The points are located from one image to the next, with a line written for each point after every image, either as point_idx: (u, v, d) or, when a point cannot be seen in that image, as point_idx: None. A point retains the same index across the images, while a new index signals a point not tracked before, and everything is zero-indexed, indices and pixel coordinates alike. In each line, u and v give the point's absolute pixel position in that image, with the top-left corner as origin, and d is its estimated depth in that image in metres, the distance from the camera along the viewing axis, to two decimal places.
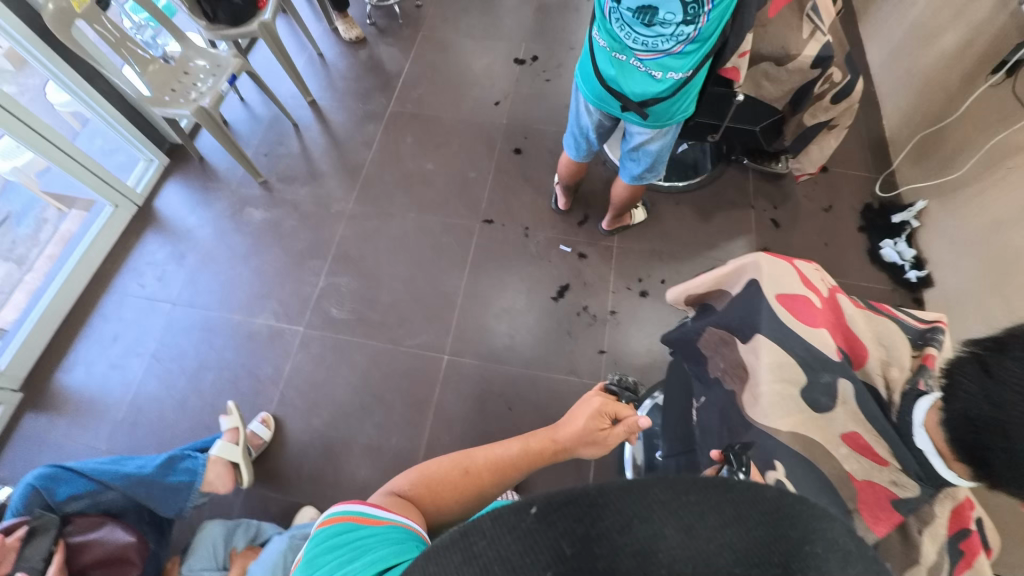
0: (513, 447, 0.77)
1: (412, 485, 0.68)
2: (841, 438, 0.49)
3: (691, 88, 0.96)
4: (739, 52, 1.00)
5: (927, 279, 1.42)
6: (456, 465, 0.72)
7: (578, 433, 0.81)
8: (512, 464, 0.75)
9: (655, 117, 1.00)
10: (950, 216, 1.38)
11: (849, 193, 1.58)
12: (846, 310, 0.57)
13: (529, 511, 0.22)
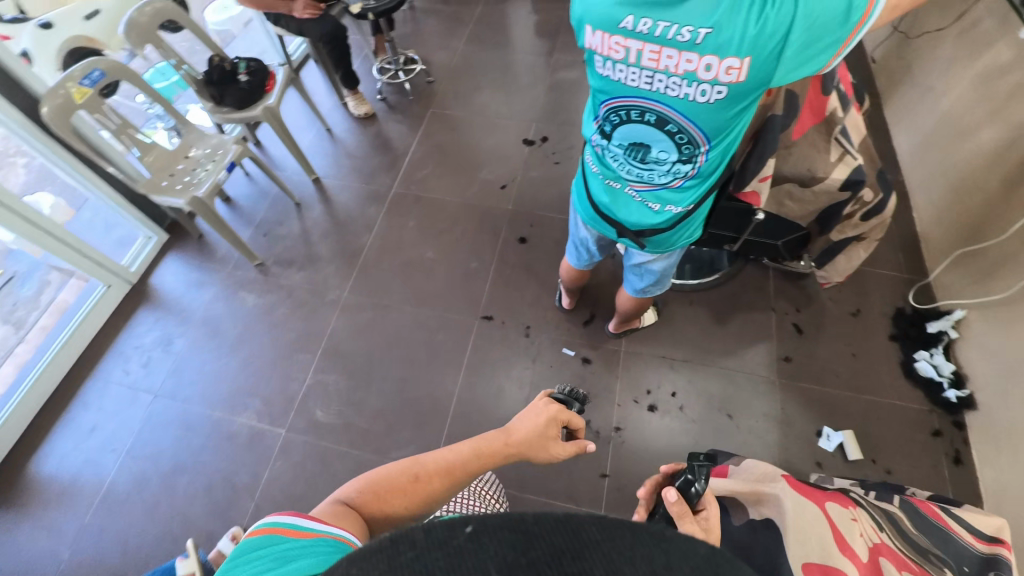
0: (463, 449, 0.60)
1: (352, 492, 0.54)
2: None
3: (694, 218, 0.86)
4: (760, 178, 0.93)
5: (969, 401, 1.25)
6: (406, 467, 0.57)
7: (527, 439, 0.63)
8: (467, 463, 0.59)
9: (654, 244, 0.91)
10: (992, 332, 1.24)
11: (877, 294, 1.46)
12: None
13: (466, 528, 0.25)
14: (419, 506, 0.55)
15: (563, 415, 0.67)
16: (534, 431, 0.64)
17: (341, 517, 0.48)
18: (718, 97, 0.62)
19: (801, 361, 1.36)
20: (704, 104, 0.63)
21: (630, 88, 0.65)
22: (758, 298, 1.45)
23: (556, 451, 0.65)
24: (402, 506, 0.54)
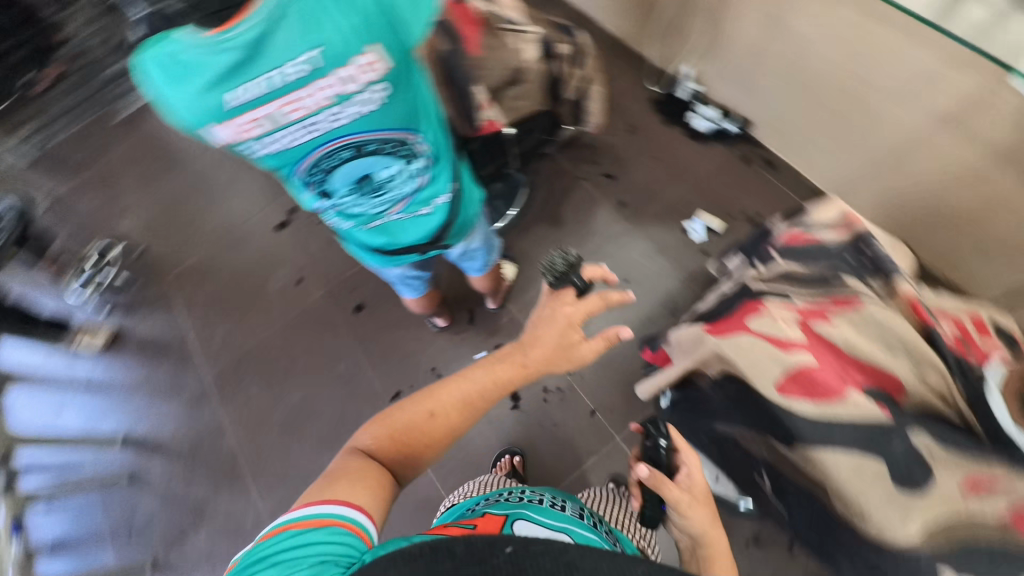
0: (483, 377, 0.58)
1: (366, 437, 0.55)
2: (967, 491, 0.48)
3: (465, 189, 0.84)
4: (483, 105, 0.93)
5: (744, 122, 1.42)
6: (421, 404, 0.56)
7: (549, 341, 0.60)
8: (488, 393, 0.58)
9: (456, 233, 0.87)
10: (718, 65, 1.38)
11: (631, 100, 1.55)
12: (835, 342, 0.59)
13: (506, 547, 0.40)
14: (438, 449, 0.56)
15: (606, 294, 0.62)
16: (557, 319, 0.61)
17: (359, 472, 0.50)
18: (383, 94, 0.57)
19: (631, 196, 1.43)
20: (377, 108, 0.58)
21: (302, 146, 0.58)
22: (565, 178, 1.48)
23: (597, 345, 0.61)
24: (421, 453, 0.55)
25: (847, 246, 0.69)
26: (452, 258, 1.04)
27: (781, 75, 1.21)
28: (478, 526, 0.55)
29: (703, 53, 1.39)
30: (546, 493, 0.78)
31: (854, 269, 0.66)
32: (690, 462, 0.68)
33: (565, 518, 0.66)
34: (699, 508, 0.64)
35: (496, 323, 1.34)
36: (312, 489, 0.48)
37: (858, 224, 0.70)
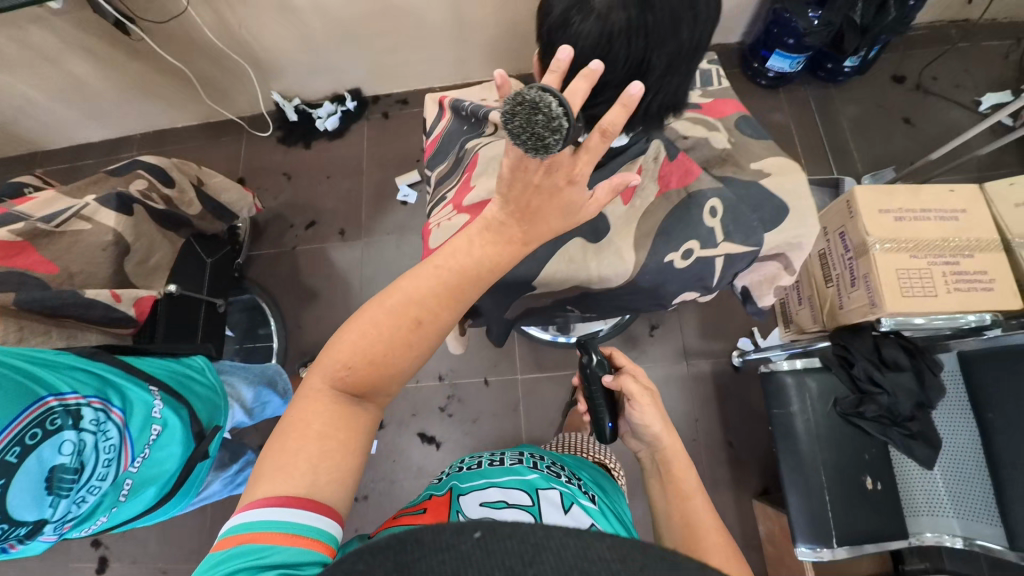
0: (465, 254, 0.51)
1: (319, 380, 0.49)
2: (627, 201, 0.60)
3: (173, 376, 0.75)
4: (111, 300, 0.78)
5: (356, 92, 1.44)
6: (395, 319, 0.49)
7: (560, 206, 0.51)
8: (471, 271, 0.51)
9: (211, 410, 0.78)
10: (295, 75, 1.34)
11: (262, 157, 1.45)
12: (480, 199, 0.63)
13: (472, 533, 0.28)
14: (414, 367, 0.51)
15: (608, 124, 0.44)
16: (568, 184, 0.48)
17: (318, 435, 0.46)
18: None
19: (345, 219, 1.38)
20: None
21: None
22: (282, 259, 1.37)
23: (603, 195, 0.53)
24: (390, 383, 0.51)
25: (456, 120, 0.76)
26: (248, 423, 0.94)
27: (338, 38, 1.22)
28: (426, 509, 0.60)
29: (269, 74, 1.32)
30: (480, 453, 0.81)
31: (470, 129, 0.73)
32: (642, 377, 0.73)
33: (503, 470, 0.70)
34: (658, 411, 0.68)
35: None
36: (270, 464, 0.44)
37: (450, 100, 0.79)
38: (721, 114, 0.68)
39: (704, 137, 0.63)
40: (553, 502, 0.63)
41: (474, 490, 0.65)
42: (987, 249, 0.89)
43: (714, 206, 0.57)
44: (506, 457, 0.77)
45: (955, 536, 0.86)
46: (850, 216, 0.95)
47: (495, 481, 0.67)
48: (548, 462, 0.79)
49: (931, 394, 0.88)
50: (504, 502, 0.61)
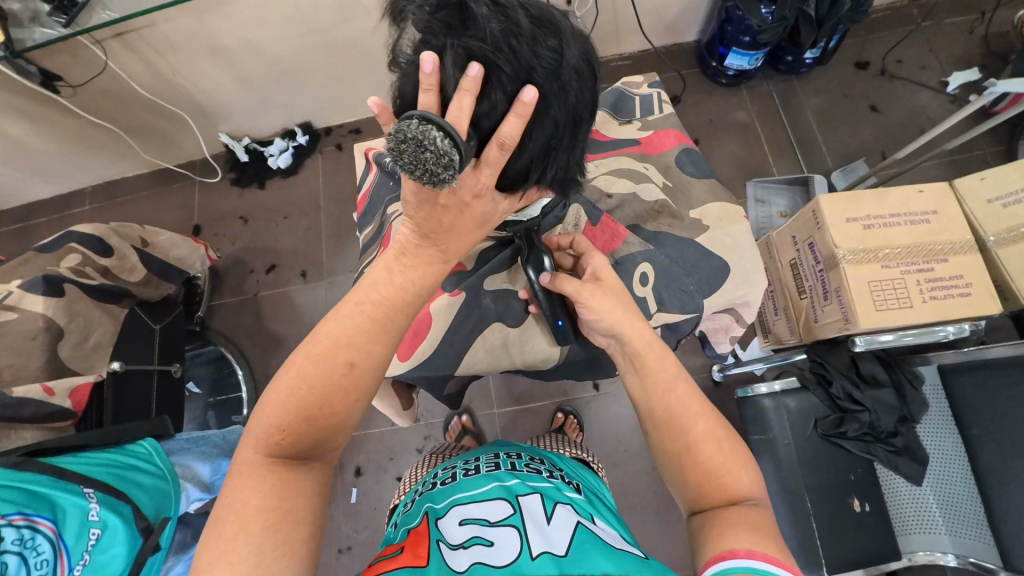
0: (388, 289, 0.55)
1: (253, 450, 0.48)
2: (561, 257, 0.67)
3: (111, 471, 0.71)
4: (45, 393, 0.74)
5: (306, 125, 1.38)
6: (324, 367, 0.50)
7: (473, 223, 0.55)
8: (398, 301, 0.55)
9: (157, 503, 0.73)
10: (239, 114, 1.27)
11: (214, 201, 1.38)
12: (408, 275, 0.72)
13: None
14: (357, 412, 0.52)
15: (504, 135, 0.44)
16: (473, 199, 0.51)
17: (262, 507, 0.45)
18: None
19: (306, 260, 1.33)
20: None
21: None
22: (244, 308, 1.31)
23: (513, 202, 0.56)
24: (335, 436, 0.51)
25: (381, 174, 0.79)
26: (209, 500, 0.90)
27: (281, 73, 1.16)
28: (403, 548, 0.56)
29: (212, 115, 1.26)
30: (454, 461, 0.77)
31: (393, 186, 0.77)
32: (597, 264, 0.61)
33: (484, 478, 0.67)
34: (610, 298, 0.58)
35: (339, 463, 1.20)
36: (209, 556, 0.42)
37: (373, 152, 0.81)
38: (655, 153, 0.72)
39: (631, 193, 0.69)
40: (535, 514, 0.59)
41: (452, 510, 0.61)
42: (962, 252, 0.85)
43: (644, 272, 0.64)
44: (481, 463, 0.72)
45: (947, 554, 0.81)
46: (817, 226, 0.91)
47: (472, 496, 0.63)
48: (527, 458, 0.74)
49: (913, 407, 0.85)
50: (484, 522, 0.58)
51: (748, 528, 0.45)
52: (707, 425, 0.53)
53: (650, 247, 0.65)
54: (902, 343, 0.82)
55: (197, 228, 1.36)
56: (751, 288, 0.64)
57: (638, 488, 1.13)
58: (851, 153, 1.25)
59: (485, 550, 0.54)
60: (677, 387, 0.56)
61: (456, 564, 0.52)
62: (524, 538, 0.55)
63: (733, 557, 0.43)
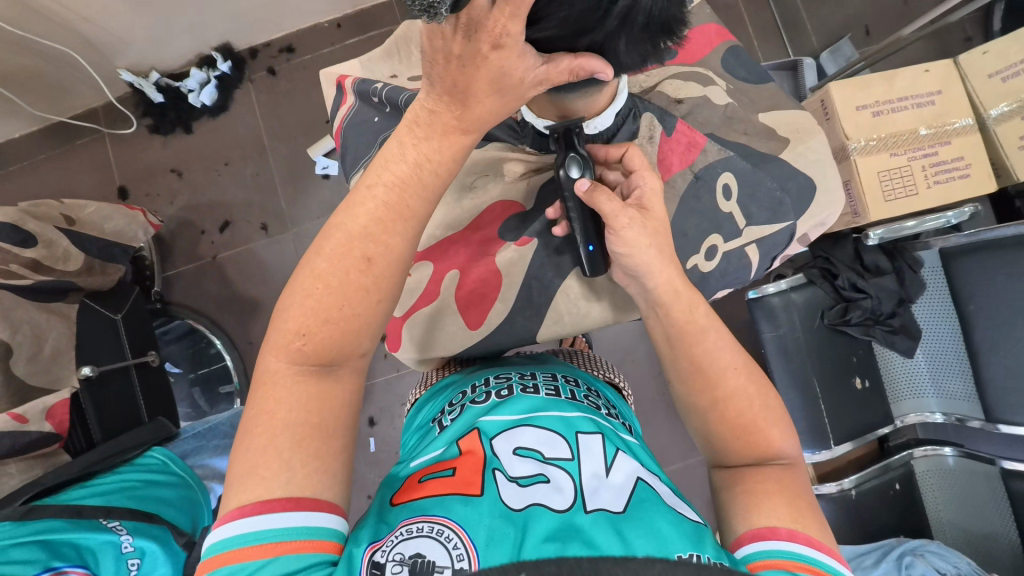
0: (402, 168, 0.44)
1: (275, 358, 0.43)
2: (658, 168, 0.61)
3: (124, 496, 0.64)
4: (18, 420, 0.64)
5: (224, 48, 1.14)
6: (338, 264, 0.43)
7: (490, 79, 0.41)
8: (412, 187, 0.45)
9: (183, 519, 0.67)
10: (137, 43, 1.03)
11: (135, 155, 1.16)
12: (464, 222, 0.67)
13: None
14: (384, 313, 0.46)
15: None
16: (493, 51, 0.38)
17: (288, 422, 0.41)
18: None
19: (264, 210, 1.17)
20: None
21: None
22: (204, 274, 1.16)
23: (553, 75, 0.42)
24: (360, 342, 0.45)
25: (361, 105, 0.65)
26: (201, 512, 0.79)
27: None
28: (457, 469, 0.47)
29: (102, 47, 1.00)
30: (505, 368, 0.63)
31: (383, 121, 0.63)
32: (647, 187, 0.53)
33: (542, 402, 0.55)
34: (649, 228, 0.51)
35: None
36: (240, 468, 0.41)
37: (352, 80, 0.66)
38: (697, 59, 0.68)
39: (702, 97, 0.65)
40: (595, 458, 0.48)
41: (508, 430, 0.51)
42: (964, 133, 0.85)
43: (728, 183, 0.61)
44: (540, 382, 0.61)
45: (935, 413, 0.91)
46: (826, 118, 0.88)
47: (531, 417, 0.53)
48: (584, 387, 0.65)
49: (910, 290, 0.90)
50: (539, 455, 0.49)
51: (784, 499, 0.46)
52: (741, 380, 0.52)
53: (730, 154, 0.62)
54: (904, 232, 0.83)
55: (123, 190, 1.15)
56: (832, 208, 0.64)
57: (650, 393, 1.19)
58: (838, 27, 1.18)
59: (543, 491, 0.45)
60: (707, 336, 0.53)
61: (511, 501, 0.44)
62: (579, 481, 0.46)
63: (774, 537, 0.44)
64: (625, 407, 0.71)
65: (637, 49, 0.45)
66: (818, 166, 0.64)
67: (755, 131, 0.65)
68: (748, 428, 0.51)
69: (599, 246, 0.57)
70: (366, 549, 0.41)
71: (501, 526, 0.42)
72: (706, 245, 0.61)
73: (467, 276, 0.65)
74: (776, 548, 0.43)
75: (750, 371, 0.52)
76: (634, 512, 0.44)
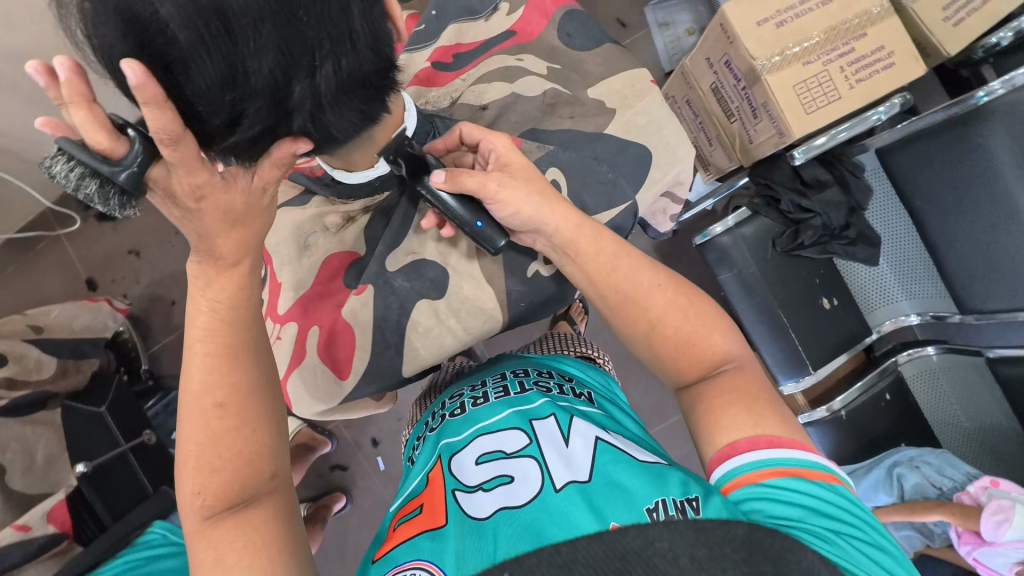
0: (202, 319, 0.45)
1: (190, 525, 0.42)
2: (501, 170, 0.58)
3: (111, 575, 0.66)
4: (21, 529, 0.71)
5: None
6: (196, 420, 0.43)
7: (219, 214, 0.42)
8: (222, 329, 0.45)
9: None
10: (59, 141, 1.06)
11: (94, 246, 1.20)
12: (305, 279, 0.61)
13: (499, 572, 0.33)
14: (269, 435, 0.45)
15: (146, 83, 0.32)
16: (202, 202, 0.41)
17: (235, 560, 0.40)
18: None
19: None
20: None
21: None
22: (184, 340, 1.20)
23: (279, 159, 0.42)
24: (262, 466, 0.44)
25: None
26: None
27: None
28: (424, 506, 0.48)
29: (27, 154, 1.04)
30: (459, 386, 0.67)
31: None
32: (498, 147, 0.52)
33: (489, 408, 0.56)
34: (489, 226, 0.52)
35: (354, 440, 1.19)
36: None
37: None
38: (534, 37, 0.64)
39: (510, 94, 0.61)
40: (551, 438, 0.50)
41: (464, 447, 0.53)
42: (880, 19, 0.79)
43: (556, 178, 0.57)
44: (488, 388, 0.62)
45: (910, 314, 0.88)
46: (728, 41, 0.82)
47: (482, 426, 0.54)
48: (535, 372, 0.64)
49: (859, 195, 0.86)
50: (500, 455, 0.50)
51: (742, 406, 0.46)
52: (670, 293, 0.51)
53: (550, 148, 0.58)
54: (833, 143, 0.83)
55: (91, 282, 1.20)
56: (681, 163, 0.61)
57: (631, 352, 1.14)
58: None
59: (508, 490, 0.46)
60: (623, 262, 0.52)
61: (478, 511, 0.45)
62: (544, 462, 0.48)
63: (736, 453, 0.43)
64: (593, 376, 0.71)
65: (362, 120, 0.43)
66: (651, 130, 0.60)
67: (581, 110, 0.61)
68: (688, 340, 0.50)
69: (488, 218, 0.53)
70: None
71: (473, 541, 0.42)
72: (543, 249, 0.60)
73: (327, 331, 0.60)
74: (742, 463, 0.43)
75: (678, 288, 0.52)
76: (601, 480, 0.45)
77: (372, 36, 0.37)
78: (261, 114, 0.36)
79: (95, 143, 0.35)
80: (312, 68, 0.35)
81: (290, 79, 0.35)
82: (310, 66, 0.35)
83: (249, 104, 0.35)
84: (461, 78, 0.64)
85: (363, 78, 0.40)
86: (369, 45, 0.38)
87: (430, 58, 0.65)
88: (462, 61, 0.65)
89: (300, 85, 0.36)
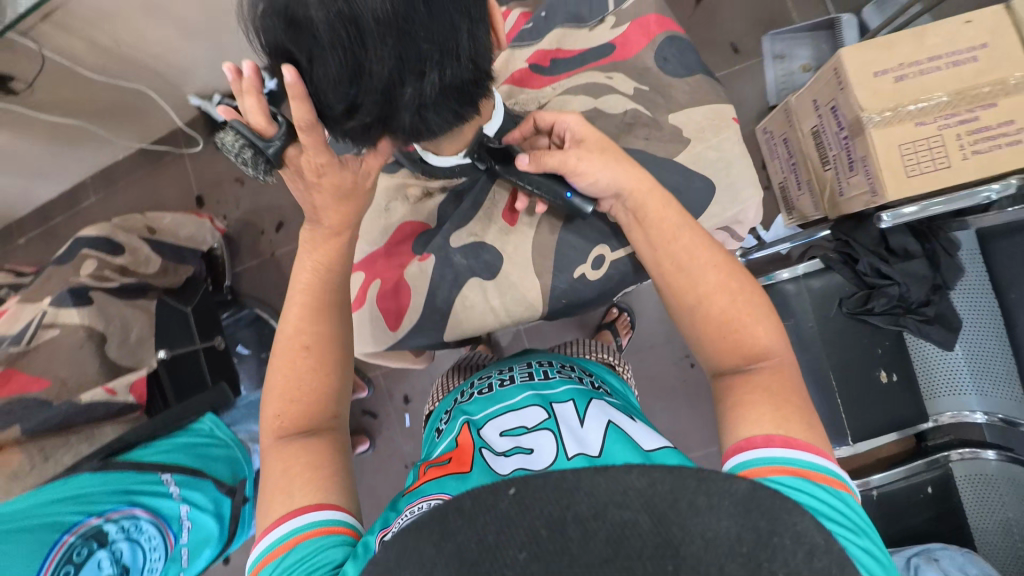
0: (304, 276, 0.53)
1: (265, 439, 0.48)
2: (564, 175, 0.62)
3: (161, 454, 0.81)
4: (105, 391, 0.83)
5: None
6: (283, 351, 0.50)
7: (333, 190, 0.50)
8: (320, 285, 0.53)
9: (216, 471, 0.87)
10: (198, 70, 1.20)
11: (206, 167, 1.35)
12: (381, 239, 0.69)
13: (508, 489, 0.34)
14: (338, 382, 0.51)
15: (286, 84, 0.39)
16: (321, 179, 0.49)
17: (298, 467, 0.45)
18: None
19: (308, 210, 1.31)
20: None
21: None
22: (261, 266, 1.32)
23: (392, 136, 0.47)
24: (328, 406, 0.50)
25: None
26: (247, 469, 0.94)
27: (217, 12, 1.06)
28: (451, 457, 0.51)
29: (173, 79, 1.19)
30: (488, 369, 0.71)
31: None
32: (573, 125, 0.56)
33: (518, 388, 0.59)
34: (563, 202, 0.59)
35: (388, 392, 1.27)
36: (269, 518, 0.43)
37: None
38: (630, 56, 0.65)
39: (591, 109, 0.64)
40: (568, 418, 0.52)
41: (492, 418, 0.55)
42: (1015, 91, 0.72)
43: None
44: (515, 372, 0.65)
45: (975, 412, 0.81)
46: (839, 87, 0.79)
47: (507, 403, 0.57)
48: (561, 365, 0.67)
49: (947, 275, 0.80)
50: (522, 428, 0.52)
51: (768, 405, 0.44)
52: (721, 276, 0.51)
53: None
54: (931, 213, 0.76)
55: (200, 198, 1.35)
56: (747, 202, 0.61)
57: (668, 378, 1.13)
58: None
59: (526, 457, 0.48)
60: (660, 252, 0.53)
61: (500, 468, 0.47)
62: (561, 436, 0.50)
63: (751, 448, 0.42)
64: (617, 381, 0.72)
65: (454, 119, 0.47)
66: (719, 167, 0.60)
67: (656, 135, 0.62)
68: (731, 328, 0.50)
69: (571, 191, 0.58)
70: (376, 537, 0.42)
71: None
72: (593, 254, 0.63)
73: (388, 284, 0.66)
74: (754, 457, 0.41)
75: (732, 272, 0.52)
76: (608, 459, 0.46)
77: (471, 47, 0.42)
78: (374, 107, 0.41)
79: (255, 123, 0.45)
80: (421, 77, 0.40)
81: (401, 86, 0.40)
82: (419, 76, 0.40)
83: (367, 96, 0.40)
84: (549, 86, 0.67)
85: (465, 88, 0.44)
86: (470, 55, 0.42)
87: (530, 59, 0.69)
88: (557, 67, 0.68)
89: (409, 82, 0.40)
